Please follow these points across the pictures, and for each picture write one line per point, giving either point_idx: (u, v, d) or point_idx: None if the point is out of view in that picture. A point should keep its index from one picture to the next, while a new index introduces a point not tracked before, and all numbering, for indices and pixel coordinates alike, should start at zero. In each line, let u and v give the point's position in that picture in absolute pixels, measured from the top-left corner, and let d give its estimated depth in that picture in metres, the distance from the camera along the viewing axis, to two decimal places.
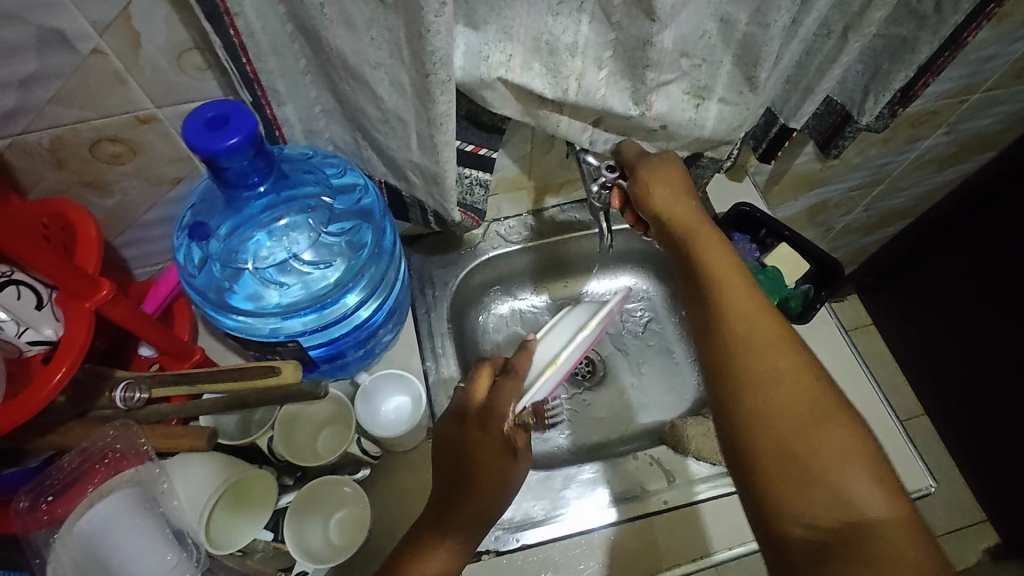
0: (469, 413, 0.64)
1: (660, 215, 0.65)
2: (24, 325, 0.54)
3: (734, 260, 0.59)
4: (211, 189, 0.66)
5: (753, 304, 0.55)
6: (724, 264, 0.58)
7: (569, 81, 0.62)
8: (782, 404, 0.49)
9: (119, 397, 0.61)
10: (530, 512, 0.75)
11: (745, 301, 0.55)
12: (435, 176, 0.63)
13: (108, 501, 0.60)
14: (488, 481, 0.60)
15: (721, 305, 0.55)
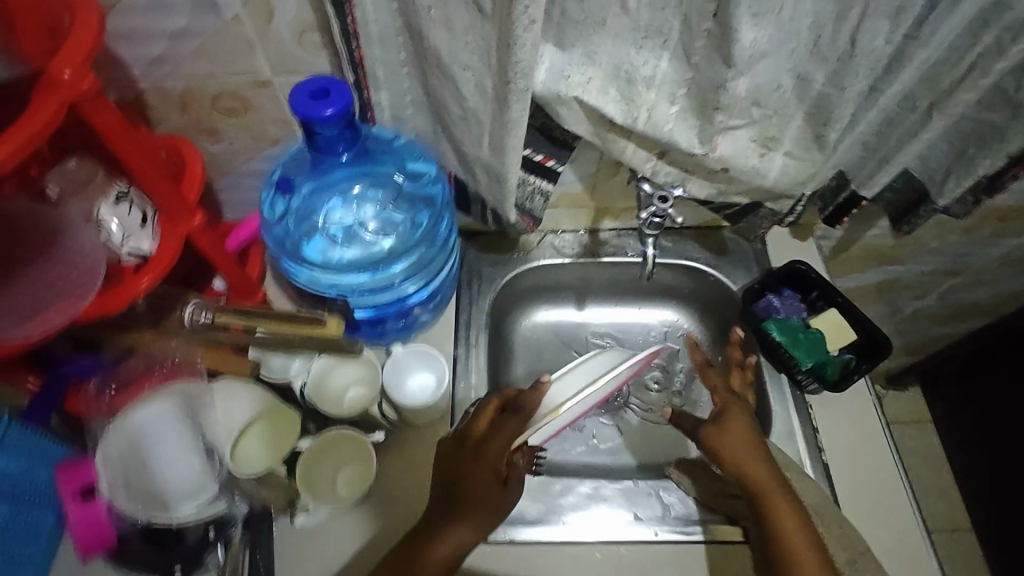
0: (467, 439, 0.67)
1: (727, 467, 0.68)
2: (128, 237, 0.61)
3: (793, 501, 0.65)
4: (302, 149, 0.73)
5: (791, 508, 0.64)
6: (788, 510, 0.64)
7: (640, 110, 0.65)
8: None
9: (187, 312, 0.69)
10: (523, 510, 0.77)
11: (790, 541, 0.62)
12: (498, 175, 0.68)
13: (158, 404, 0.68)
14: (480, 498, 0.63)
15: (778, 543, 0.62)
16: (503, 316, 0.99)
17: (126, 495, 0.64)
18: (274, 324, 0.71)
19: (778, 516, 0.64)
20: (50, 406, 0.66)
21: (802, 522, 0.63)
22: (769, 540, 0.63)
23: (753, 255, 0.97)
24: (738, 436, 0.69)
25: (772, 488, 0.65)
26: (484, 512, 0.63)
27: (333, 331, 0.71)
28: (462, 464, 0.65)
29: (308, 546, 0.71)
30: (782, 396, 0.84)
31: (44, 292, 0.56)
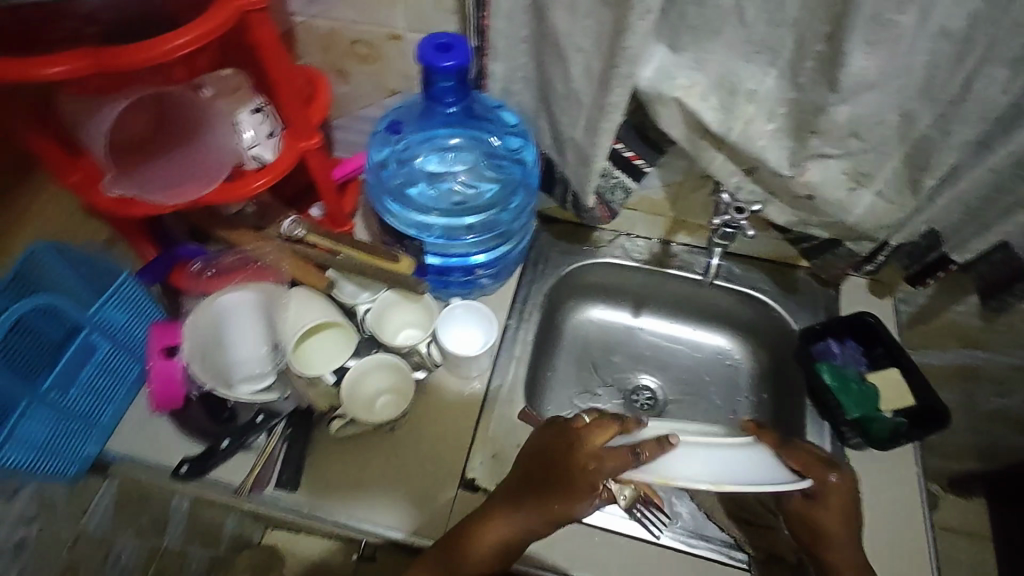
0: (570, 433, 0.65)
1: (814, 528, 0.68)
2: (255, 143, 0.70)
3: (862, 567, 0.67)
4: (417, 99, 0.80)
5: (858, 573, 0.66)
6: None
7: (736, 121, 0.67)
8: None
9: (284, 223, 0.79)
10: None
11: None
12: (586, 158, 0.72)
13: (244, 292, 0.77)
14: (554, 506, 0.63)
15: None
16: (560, 304, 1.02)
17: (201, 365, 0.73)
18: (354, 250, 0.79)
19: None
20: (162, 270, 0.77)
21: None
22: None
23: (824, 299, 0.96)
24: (837, 512, 0.67)
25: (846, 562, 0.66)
26: (556, 511, 0.63)
27: (404, 270, 0.78)
28: (557, 465, 0.64)
29: (336, 453, 0.77)
30: (821, 442, 0.83)
31: (181, 171, 0.66)
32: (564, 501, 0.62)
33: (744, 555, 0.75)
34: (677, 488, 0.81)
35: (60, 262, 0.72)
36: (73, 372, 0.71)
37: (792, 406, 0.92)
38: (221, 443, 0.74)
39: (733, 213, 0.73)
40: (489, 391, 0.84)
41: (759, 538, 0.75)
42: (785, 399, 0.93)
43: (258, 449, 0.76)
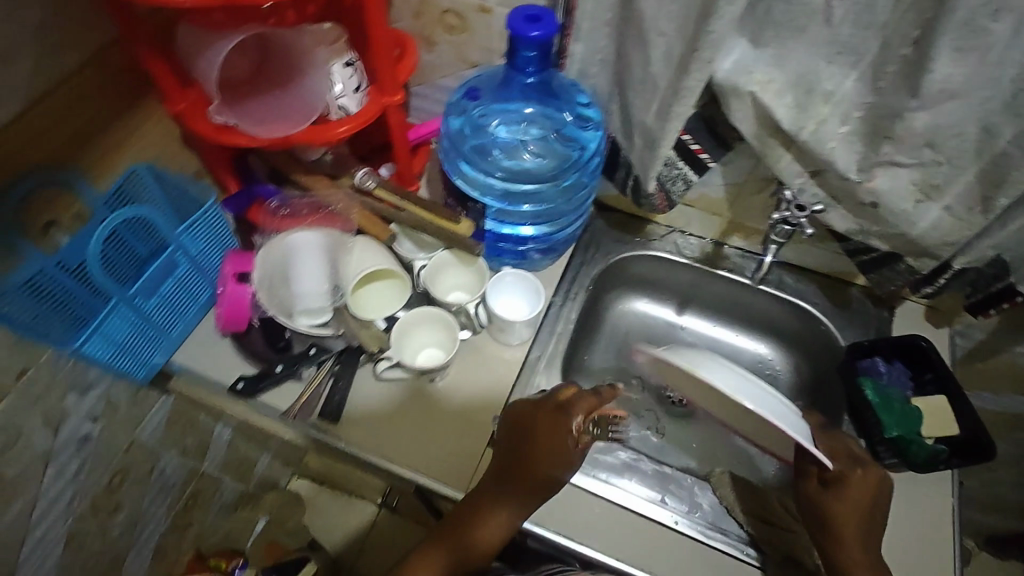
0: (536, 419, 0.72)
1: (829, 517, 0.70)
2: (342, 95, 0.75)
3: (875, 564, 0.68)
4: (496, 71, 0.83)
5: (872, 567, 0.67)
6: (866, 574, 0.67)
7: (809, 121, 0.67)
8: None
9: (358, 175, 0.83)
10: None
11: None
12: (653, 142, 0.73)
13: (312, 233, 0.82)
14: (534, 484, 0.70)
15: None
16: (606, 291, 1.04)
17: (267, 296, 0.78)
18: (420, 209, 0.82)
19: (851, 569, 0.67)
20: (240, 206, 0.84)
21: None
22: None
23: (875, 320, 0.94)
24: (853, 502, 0.69)
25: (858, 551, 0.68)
26: (540, 482, 0.70)
27: (462, 232, 0.80)
28: (527, 449, 0.70)
29: (375, 395, 0.82)
30: None
31: (275, 110, 0.71)
32: (544, 478, 0.69)
33: (757, 553, 0.75)
34: (698, 479, 0.82)
35: (155, 185, 0.80)
36: (155, 284, 0.79)
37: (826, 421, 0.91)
38: (274, 367, 0.79)
39: (793, 210, 0.74)
40: (526, 360, 0.87)
41: (776, 538, 0.75)
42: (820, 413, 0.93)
43: (305, 379, 0.81)
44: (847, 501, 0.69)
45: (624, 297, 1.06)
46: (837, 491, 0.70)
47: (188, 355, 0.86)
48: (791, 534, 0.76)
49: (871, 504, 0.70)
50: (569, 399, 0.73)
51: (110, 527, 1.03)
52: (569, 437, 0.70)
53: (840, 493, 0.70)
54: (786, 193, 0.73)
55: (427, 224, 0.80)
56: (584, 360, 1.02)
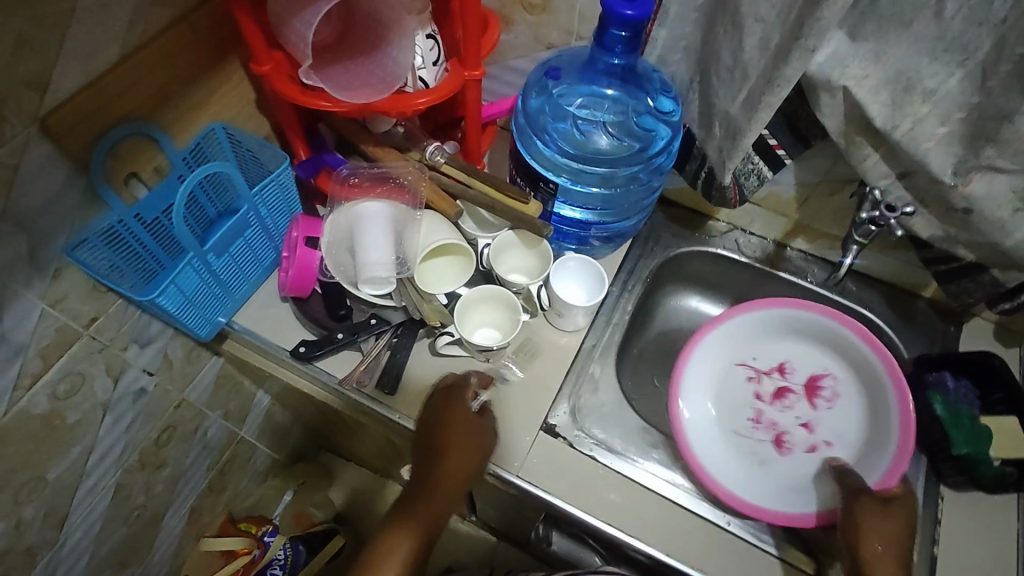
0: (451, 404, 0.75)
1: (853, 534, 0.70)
2: (422, 66, 0.75)
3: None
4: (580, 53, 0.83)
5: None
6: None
7: (904, 120, 0.65)
8: None
9: (429, 149, 0.83)
10: (613, 443, 0.81)
11: None
12: (736, 133, 0.71)
13: (379, 203, 0.81)
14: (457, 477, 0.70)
15: None
16: (662, 286, 1.03)
17: (331, 259, 0.80)
18: (487, 188, 0.82)
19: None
20: (310, 172, 0.86)
21: None
22: None
23: (941, 333, 0.92)
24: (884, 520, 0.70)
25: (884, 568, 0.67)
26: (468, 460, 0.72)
27: (530, 212, 0.80)
28: (443, 440, 0.72)
29: (430, 371, 0.82)
30: (913, 473, 0.81)
31: (357, 78, 0.71)
32: (462, 461, 0.71)
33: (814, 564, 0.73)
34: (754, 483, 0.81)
35: (227, 145, 0.81)
36: (231, 247, 0.78)
37: None
38: (336, 335, 0.80)
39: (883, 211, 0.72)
40: (581, 348, 0.86)
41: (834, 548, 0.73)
42: None
43: (364, 350, 0.82)
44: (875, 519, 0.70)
45: (678, 293, 1.05)
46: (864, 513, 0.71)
47: (248, 317, 0.87)
48: None
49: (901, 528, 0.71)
50: (451, 390, 0.77)
51: (156, 483, 1.05)
52: (472, 419, 0.74)
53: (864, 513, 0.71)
54: (874, 193, 0.72)
55: (495, 203, 0.80)
56: (635, 355, 1.00)
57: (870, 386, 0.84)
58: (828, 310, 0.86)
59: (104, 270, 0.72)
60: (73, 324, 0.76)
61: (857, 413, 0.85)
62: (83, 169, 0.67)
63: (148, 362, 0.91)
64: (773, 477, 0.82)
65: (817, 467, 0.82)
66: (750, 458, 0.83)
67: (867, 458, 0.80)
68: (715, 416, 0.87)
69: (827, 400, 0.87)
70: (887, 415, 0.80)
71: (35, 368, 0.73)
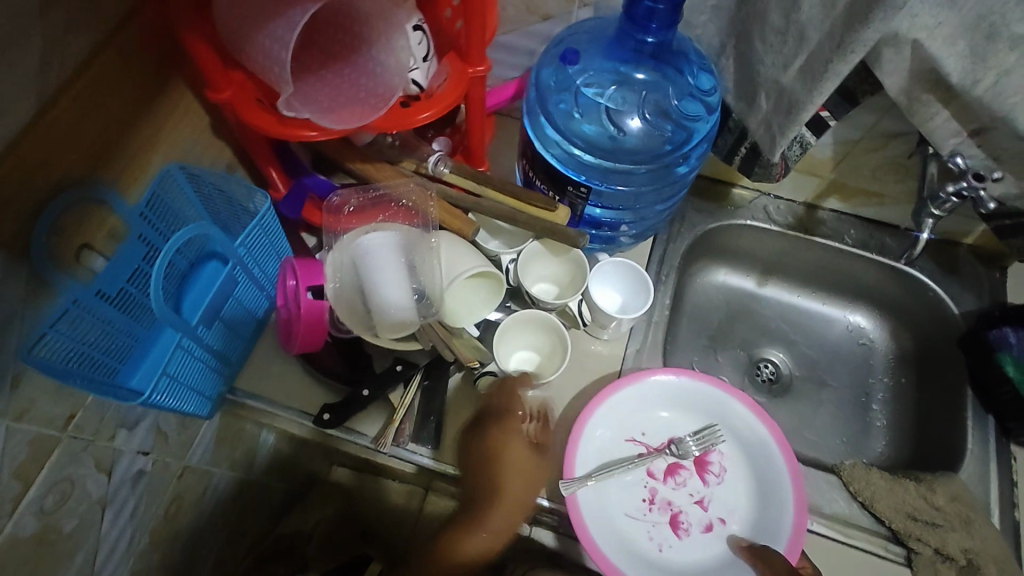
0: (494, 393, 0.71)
1: None
2: (412, 66, 0.63)
3: None
4: (599, 27, 0.72)
5: None
6: None
7: (987, 73, 0.56)
8: None
9: (432, 160, 0.72)
10: (630, 484, 0.73)
11: None
12: (792, 106, 0.62)
13: (385, 233, 0.69)
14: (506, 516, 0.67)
15: None
16: (690, 266, 0.95)
17: (337, 303, 0.69)
18: (505, 197, 0.71)
19: None
20: (295, 206, 0.75)
21: None
22: None
23: (987, 281, 0.87)
24: None
25: None
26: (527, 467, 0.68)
27: (559, 221, 0.70)
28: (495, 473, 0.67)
29: (470, 414, 0.74)
30: (983, 436, 0.78)
31: (344, 93, 0.59)
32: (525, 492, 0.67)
33: (902, 549, 0.70)
34: (826, 473, 0.76)
35: (187, 186, 0.66)
36: (213, 307, 0.68)
37: (942, 396, 0.85)
38: (361, 391, 0.70)
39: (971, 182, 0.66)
40: (626, 357, 0.79)
41: (928, 535, 0.69)
42: (933, 386, 0.87)
43: (393, 402, 0.73)
44: None
45: (705, 270, 0.98)
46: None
47: (252, 379, 0.76)
48: (930, 526, 0.70)
49: None
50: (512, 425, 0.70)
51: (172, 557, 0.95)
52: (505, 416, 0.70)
53: None
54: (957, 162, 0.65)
55: (516, 213, 0.70)
56: (673, 342, 0.94)
57: (758, 458, 0.73)
58: (714, 380, 0.75)
59: (76, 366, 0.57)
60: (48, 430, 0.64)
61: (745, 485, 0.73)
62: (22, 251, 0.52)
63: (141, 442, 0.80)
64: (670, 564, 0.69)
65: (718, 553, 0.70)
66: (646, 545, 0.70)
67: (764, 527, 0.70)
68: (604, 504, 0.71)
69: (715, 476, 0.74)
70: (776, 487, 0.70)
71: (15, 492, 0.61)
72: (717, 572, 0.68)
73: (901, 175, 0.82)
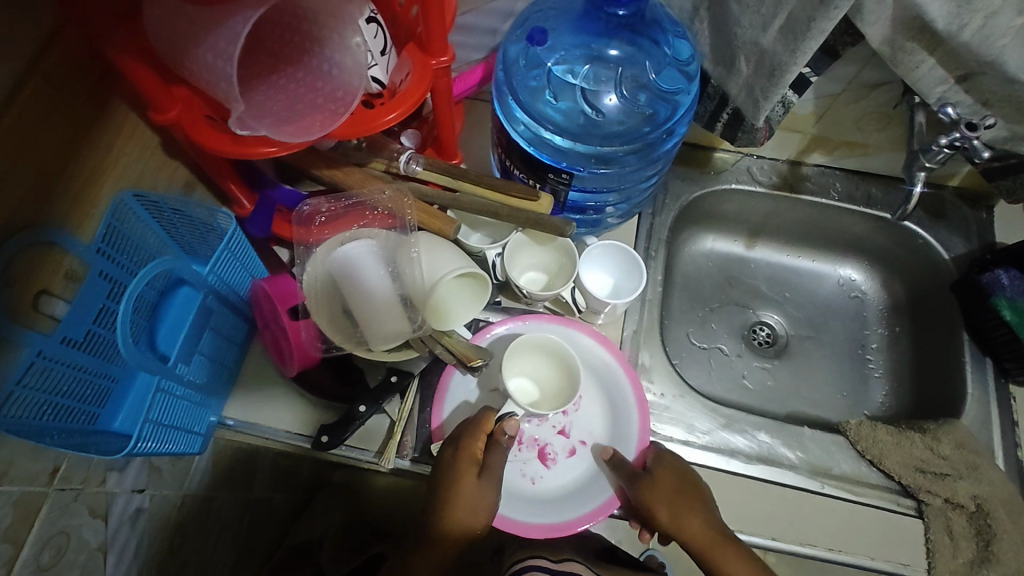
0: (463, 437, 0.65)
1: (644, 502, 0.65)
2: (371, 62, 0.58)
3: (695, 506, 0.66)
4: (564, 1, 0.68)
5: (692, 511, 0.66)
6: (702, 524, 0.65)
7: (974, 16, 0.54)
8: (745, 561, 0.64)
9: (402, 160, 0.68)
10: None
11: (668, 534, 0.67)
12: (774, 69, 0.60)
13: (357, 244, 0.66)
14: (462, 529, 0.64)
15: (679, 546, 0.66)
16: (678, 235, 0.93)
17: (321, 319, 0.66)
18: (483, 192, 0.68)
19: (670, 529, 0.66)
20: (264, 222, 0.71)
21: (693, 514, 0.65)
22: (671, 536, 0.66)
23: (975, 223, 0.87)
24: (667, 490, 0.65)
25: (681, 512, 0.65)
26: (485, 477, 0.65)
27: (543, 210, 0.67)
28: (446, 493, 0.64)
29: None
30: (982, 378, 0.79)
31: (300, 101, 0.55)
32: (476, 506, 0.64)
33: (913, 502, 0.71)
34: (833, 434, 0.76)
35: (144, 214, 0.62)
36: (189, 339, 0.64)
37: (937, 343, 0.85)
38: (357, 408, 0.68)
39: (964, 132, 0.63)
40: (623, 341, 0.77)
41: (937, 486, 0.70)
42: (928, 333, 0.87)
43: (390, 413, 0.70)
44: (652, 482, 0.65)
45: (692, 239, 0.96)
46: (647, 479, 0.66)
47: (243, 406, 0.73)
48: (934, 476, 0.71)
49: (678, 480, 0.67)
50: (471, 421, 0.66)
51: None
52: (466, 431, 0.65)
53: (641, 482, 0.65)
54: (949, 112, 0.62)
55: (497, 207, 0.67)
56: (667, 316, 0.92)
57: (607, 379, 0.73)
58: (560, 318, 0.75)
59: (49, 420, 0.53)
60: (32, 488, 0.61)
61: (600, 407, 0.73)
62: None
63: (134, 481, 0.77)
64: (542, 495, 0.69)
65: (582, 474, 0.70)
66: (517, 482, 0.69)
67: (618, 441, 0.71)
68: None
69: (573, 404, 0.73)
70: (624, 405, 0.72)
71: (6, 556, 0.58)
72: (581, 491, 0.69)
73: (883, 124, 0.80)
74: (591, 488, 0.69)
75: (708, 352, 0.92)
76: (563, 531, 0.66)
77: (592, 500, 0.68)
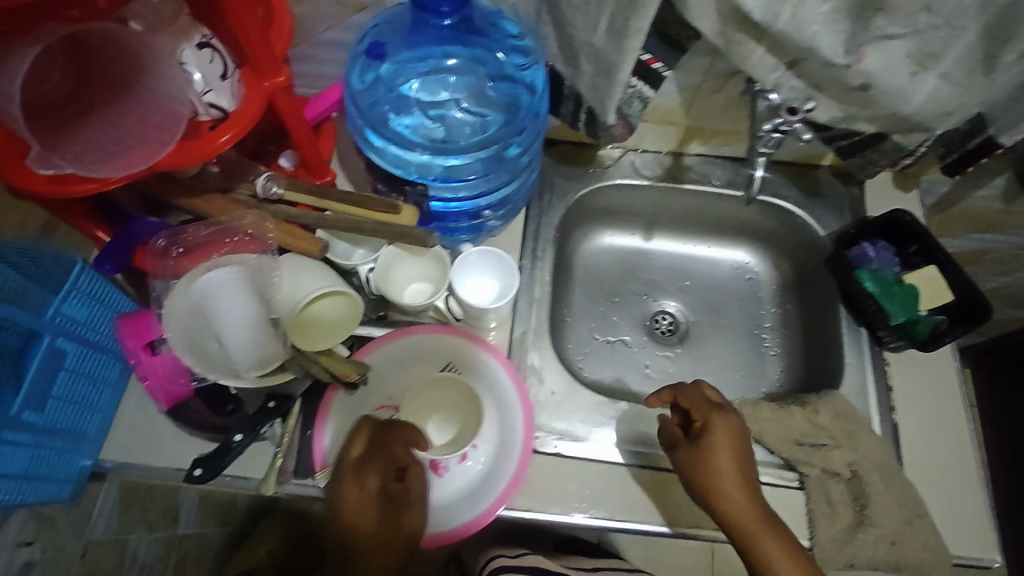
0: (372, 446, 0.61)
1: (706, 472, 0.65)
2: (206, 87, 0.57)
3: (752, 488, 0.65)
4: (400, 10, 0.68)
5: (746, 492, 0.64)
6: (751, 504, 0.64)
7: (784, 6, 0.55)
8: (782, 541, 0.62)
9: (259, 182, 0.68)
10: None
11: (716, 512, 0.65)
12: (609, 68, 0.61)
13: (220, 271, 0.65)
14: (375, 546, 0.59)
15: (721, 520, 0.64)
16: (572, 233, 0.95)
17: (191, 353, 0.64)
18: (347, 207, 0.68)
19: (719, 501, 0.64)
20: (123, 253, 0.68)
21: (748, 490, 0.64)
22: (715, 508, 0.64)
23: (847, 199, 0.90)
24: (733, 466, 0.65)
25: (736, 488, 0.64)
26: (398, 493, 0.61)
27: (407, 222, 0.68)
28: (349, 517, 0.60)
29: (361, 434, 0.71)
30: (858, 348, 0.82)
31: (126, 134, 0.54)
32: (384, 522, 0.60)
33: (797, 475, 0.73)
34: None
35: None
36: (40, 387, 0.61)
37: (822, 316, 0.88)
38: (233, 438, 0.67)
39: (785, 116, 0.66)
40: (513, 342, 0.78)
41: (814, 456, 0.72)
42: (812, 308, 0.91)
43: (270, 438, 0.69)
44: (722, 456, 0.65)
45: (588, 235, 0.97)
46: (711, 450, 0.65)
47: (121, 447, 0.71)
48: (810, 447, 0.73)
49: (746, 455, 0.67)
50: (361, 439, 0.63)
51: None
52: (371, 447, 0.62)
53: (710, 452, 0.65)
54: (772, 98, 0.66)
55: (363, 223, 0.66)
56: (566, 315, 0.93)
57: (487, 377, 0.73)
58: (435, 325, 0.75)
59: None
60: None
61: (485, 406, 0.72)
62: None
63: None
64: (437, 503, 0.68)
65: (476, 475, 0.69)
66: None
67: (505, 436, 0.71)
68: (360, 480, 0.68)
69: None
70: (505, 395, 0.72)
71: None
72: (478, 488, 0.69)
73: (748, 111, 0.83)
74: (487, 483, 0.69)
75: (612, 346, 0.94)
76: (472, 531, 0.67)
77: (489, 496, 0.68)
